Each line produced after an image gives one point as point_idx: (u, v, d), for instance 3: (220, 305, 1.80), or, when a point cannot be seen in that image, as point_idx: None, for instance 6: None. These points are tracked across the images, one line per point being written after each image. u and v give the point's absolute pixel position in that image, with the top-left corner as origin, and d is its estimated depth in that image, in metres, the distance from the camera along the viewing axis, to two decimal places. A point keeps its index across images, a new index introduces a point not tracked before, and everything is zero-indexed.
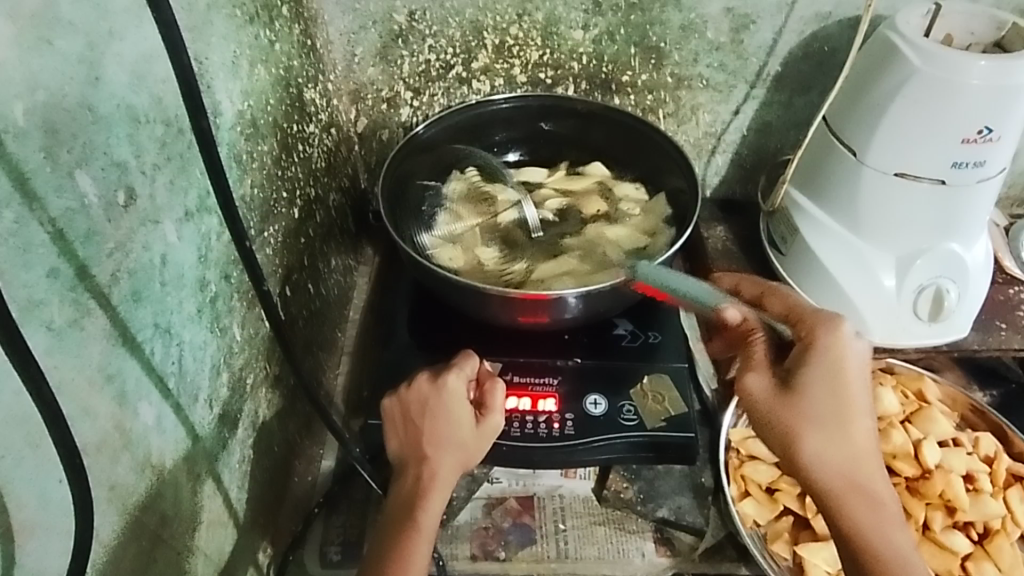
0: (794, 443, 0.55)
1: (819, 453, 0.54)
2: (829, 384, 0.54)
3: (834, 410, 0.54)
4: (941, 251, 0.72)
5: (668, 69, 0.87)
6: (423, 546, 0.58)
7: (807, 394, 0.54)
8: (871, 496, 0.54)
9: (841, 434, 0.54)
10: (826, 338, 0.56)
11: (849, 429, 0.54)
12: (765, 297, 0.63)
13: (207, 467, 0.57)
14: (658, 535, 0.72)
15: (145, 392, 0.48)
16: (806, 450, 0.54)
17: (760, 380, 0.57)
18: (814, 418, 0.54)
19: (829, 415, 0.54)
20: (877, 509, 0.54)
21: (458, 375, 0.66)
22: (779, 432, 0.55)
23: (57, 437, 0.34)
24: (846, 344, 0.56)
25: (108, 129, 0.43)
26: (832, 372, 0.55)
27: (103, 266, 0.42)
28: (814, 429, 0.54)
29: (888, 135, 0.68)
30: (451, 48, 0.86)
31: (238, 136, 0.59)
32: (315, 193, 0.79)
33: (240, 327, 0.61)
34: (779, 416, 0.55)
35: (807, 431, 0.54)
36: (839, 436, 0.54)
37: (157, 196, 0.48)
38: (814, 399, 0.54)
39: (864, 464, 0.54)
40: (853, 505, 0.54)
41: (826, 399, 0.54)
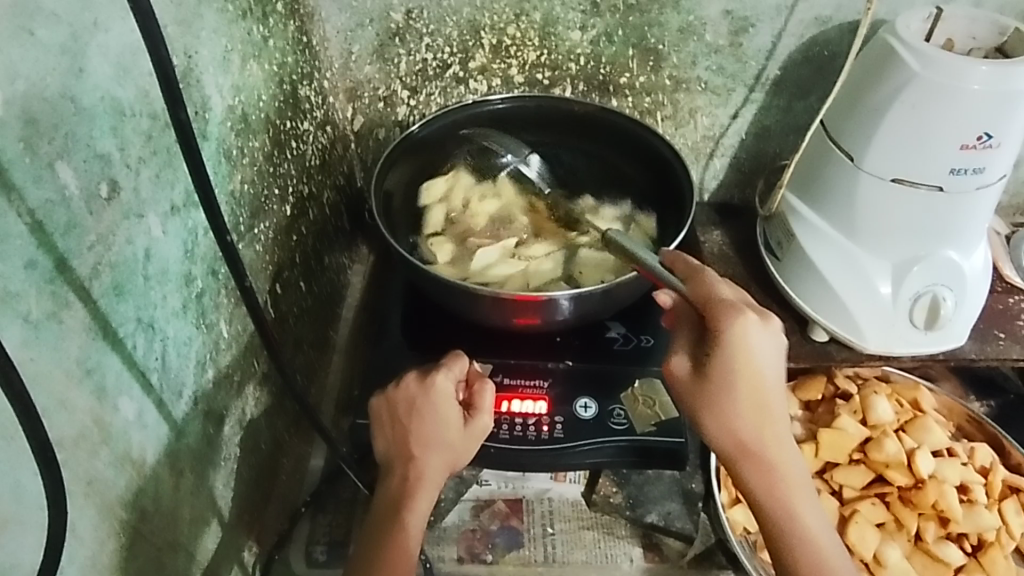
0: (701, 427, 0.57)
1: (722, 430, 0.56)
2: (732, 364, 0.54)
3: (750, 390, 0.55)
4: (937, 259, 0.72)
5: (667, 71, 0.86)
6: (409, 549, 0.57)
7: (716, 375, 0.55)
8: (774, 467, 0.56)
9: (743, 415, 0.55)
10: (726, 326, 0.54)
11: (749, 407, 0.55)
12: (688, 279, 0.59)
13: (190, 463, 0.56)
14: (646, 540, 0.70)
15: (126, 387, 0.47)
16: (710, 427, 0.56)
17: (682, 361, 0.57)
18: (714, 396, 0.55)
19: (726, 391, 0.55)
20: (779, 479, 0.55)
21: (447, 375, 0.65)
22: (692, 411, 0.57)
23: (28, 429, 0.34)
24: (750, 333, 0.54)
25: (92, 121, 0.42)
26: (733, 358, 0.54)
27: (84, 259, 0.42)
28: (719, 410, 0.55)
29: (886, 141, 0.68)
30: (449, 47, 0.86)
31: (228, 131, 0.58)
32: (308, 190, 0.79)
33: (227, 323, 0.61)
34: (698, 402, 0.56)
35: (713, 412, 0.55)
36: (740, 418, 0.56)
37: (142, 189, 0.47)
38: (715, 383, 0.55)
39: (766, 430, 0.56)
40: (747, 470, 0.56)
41: (733, 384, 0.54)
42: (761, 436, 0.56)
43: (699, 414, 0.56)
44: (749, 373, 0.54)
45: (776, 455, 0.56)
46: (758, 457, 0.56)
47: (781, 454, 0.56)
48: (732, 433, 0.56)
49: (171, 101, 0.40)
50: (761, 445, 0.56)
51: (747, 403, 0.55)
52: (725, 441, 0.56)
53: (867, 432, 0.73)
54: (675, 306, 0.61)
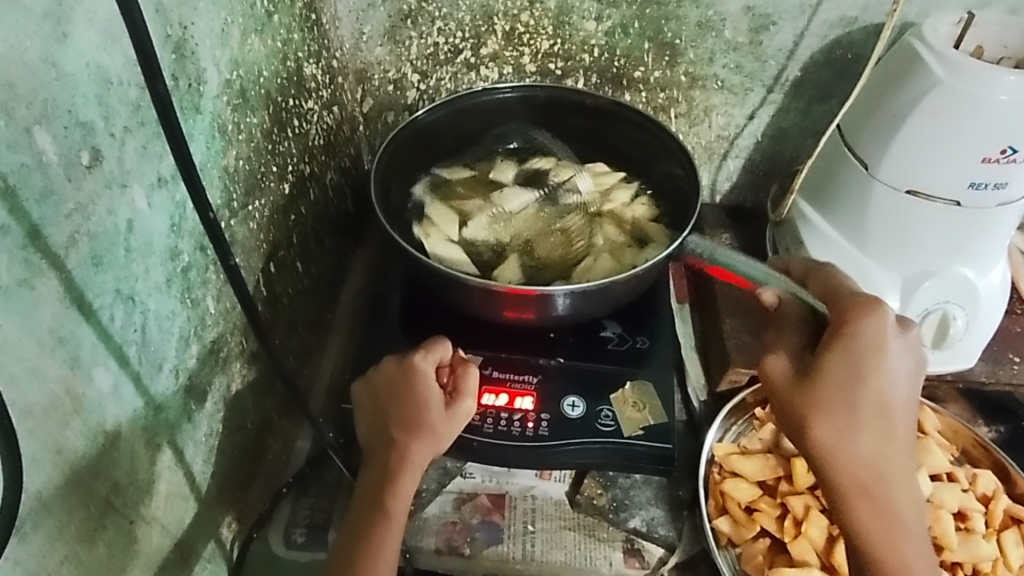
0: (812, 431, 0.57)
1: (837, 442, 0.57)
2: (858, 370, 0.56)
3: (862, 397, 0.56)
4: (950, 275, 0.69)
5: (682, 67, 0.84)
6: (394, 534, 0.57)
7: (832, 381, 0.57)
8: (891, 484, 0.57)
9: (859, 429, 0.56)
10: (864, 326, 0.57)
11: (873, 421, 0.57)
12: (809, 277, 0.65)
13: (169, 438, 0.56)
14: (628, 545, 0.69)
15: (102, 358, 0.47)
16: (823, 437, 0.57)
17: (781, 364, 0.59)
18: (833, 405, 0.57)
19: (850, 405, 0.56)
20: (887, 503, 0.57)
21: (426, 357, 0.63)
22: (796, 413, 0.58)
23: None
24: (880, 336, 0.57)
25: (75, 89, 0.42)
26: (862, 358, 0.56)
27: (59, 228, 0.41)
28: (837, 416, 0.57)
29: (903, 150, 0.65)
30: (460, 32, 0.84)
31: (224, 106, 0.58)
32: (310, 170, 0.79)
33: (215, 299, 0.60)
34: (798, 397, 0.58)
35: (828, 415, 0.57)
36: (862, 428, 0.57)
37: (127, 160, 0.47)
38: (833, 386, 0.57)
39: (884, 455, 0.57)
40: (863, 500, 0.57)
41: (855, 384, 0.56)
42: (881, 451, 0.57)
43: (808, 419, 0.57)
44: (874, 384, 0.56)
45: (889, 488, 0.57)
46: (875, 474, 0.57)
47: (893, 487, 0.57)
48: (847, 453, 0.57)
49: (148, 73, 0.40)
50: (884, 464, 0.57)
51: (871, 412, 0.57)
52: (845, 454, 0.56)
53: None
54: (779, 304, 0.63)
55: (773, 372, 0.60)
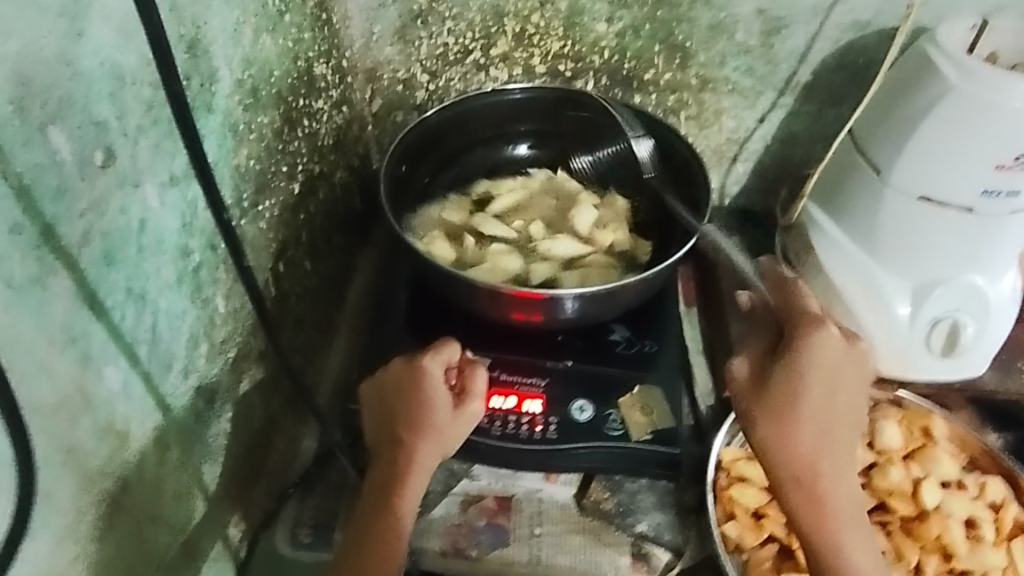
0: (756, 436, 0.58)
1: (784, 451, 0.57)
2: (806, 384, 0.57)
3: (808, 408, 0.57)
4: (961, 284, 0.68)
5: (693, 70, 0.84)
6: (401, 537, 0.57)
7: (784, 389, 0.58)
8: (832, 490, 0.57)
9: (805, 439, 0.57)
10: (813, 343, 0.58)
11: (819, 427, 0.57)
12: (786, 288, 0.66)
13: (177, 437, 0.56)
14: (635, 550, 0.68)
15: (113, 356, 0.47)
16: (768, 443, 0.57)
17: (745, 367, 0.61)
18: (776, 415, 0.57)
19: (793, 415, 0.57)
20: (829, 504, 0.57)
21: (435, 358, 0.63)
22: (745, 419, 0.59)
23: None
24: (830, 351, 0.58)
25: (89, 86, 0.42)
26: (811, 372, 0.57)
27: (73, 226, 0.41)
28: (785, 427, 0.57)
29: (915, 156, 0.65)
30: (470, 33, 0.84)
31: (236, 105, 0.58)
32: (320, 169, 0.78)
33: (225, 298, 0.60)
34: (750, 404, 0.59)
35: (775, 423, 0.57)
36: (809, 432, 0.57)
37: (140, 158, 0.47)
38: (779, 398, 0.57)
39: (826, 466, 0.57)
40: (801, 502, 0.57)
41: (801, 397, 0.57)
42: (823, 460, 0.57)
43: (756, 424, 0.58)
44: (818, 400, 0.57)
45: (829, 491, 0.57)
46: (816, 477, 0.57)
47: (834, 491, 0.57)
48: (791, 460, 0.57)
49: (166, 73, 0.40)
50: (829, 474, 0.58)
51: (818, 419, 0.57)
52: (790, 455, 0.57)
53: (872, 457, 0.70)
54: None
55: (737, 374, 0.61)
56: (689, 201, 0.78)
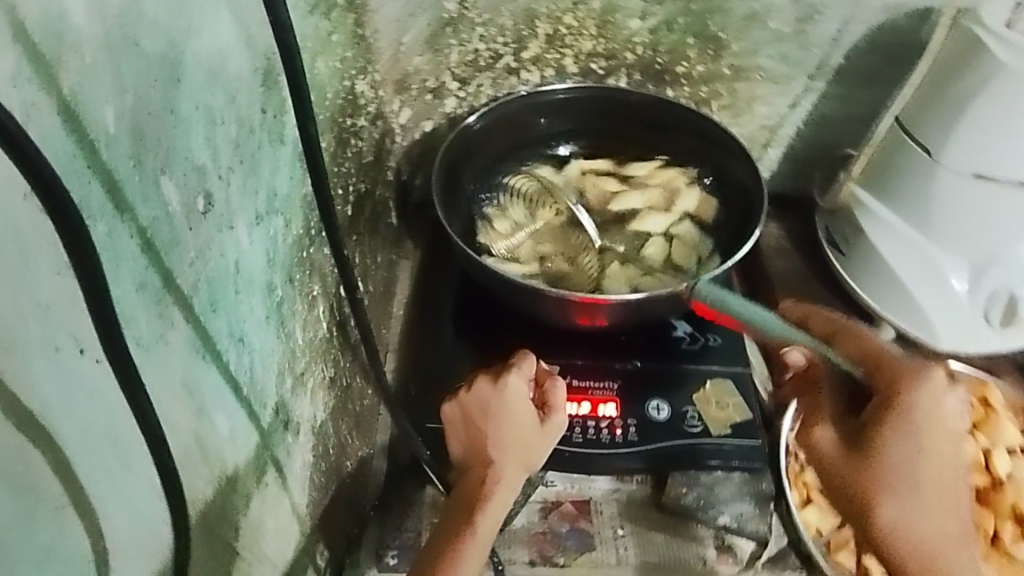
0: (875, 517, 0.51)
1: (903, 531, 0.50)
2: (914, 447, 0.51)
3: (920, 473, 0.51)
4: (1021, 258, 0.69)
5: (727, 60, 0.84)
6: (474, 559, 0.55)
7: (895, 462, 0.51)
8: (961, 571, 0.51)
9: (926, 514, 0.50)
10: (915, 395, 0.52)
11: (932, 496, 0.51)
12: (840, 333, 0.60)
13: (273, 475, 0.55)
14: (719, 542, 0.69)
15: (221, 403, 0.46)
16: (889, 522, 0.51)
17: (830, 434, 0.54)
18: (891, 491, 0.51)
19: (905, 486, 0.50)
20: None
21: (519, 374, 0.64)
22: (857, 499, 0.52)
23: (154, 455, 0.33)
24: (930, 400, 0.52)
25: (189, 131, 0.40)
26: (914, 429, 0.51)
27: (186, 276, 0.40)
28: (901, 502, 0.51)
29: (968, 135, 0.66)
30: (502, 38, 0.83)
31: (302, 133, 0.56)
32: (365, 187, 0.78)
33: (302, 329, 0.59)
34: (858, 480, 0.51)
35: (893, 500, 0.51)
36: (924, 505, 0.50)
37: (232, 199, 0.46)
38: (889, 467, 0.51)
39: (948, 541, 0.51)
40: None
41: (912, 463, 0.50)
42: (947, 535, 0.51)
43: (871, 504, 0.51)
44: (928, 461, 0.51)
45: (955, 568, 0.50)
46: (942, 556, 0.50)
47: (960, 569, 0.50)
48: (914, 540, 0.50)
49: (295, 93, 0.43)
50: (954, 549, 0.51)
51: (930, 489, 0.51)
52: (910, 535, 0.50)
53: None
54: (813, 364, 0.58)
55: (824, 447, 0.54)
56: (740, 193, 0.79)
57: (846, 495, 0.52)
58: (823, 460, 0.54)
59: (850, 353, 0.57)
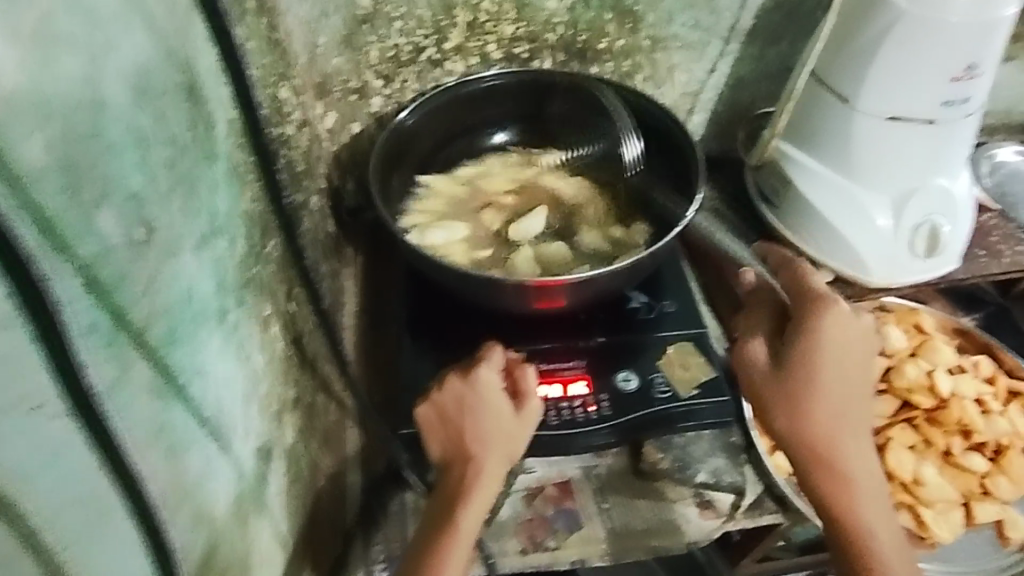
0: (773, 417, 0.61)
1: (798, 427, 0.60)
2: (816, 360, 0.60)
3: (817, 385, 0.60)
4: (934, 188, 0.75)
5: (644, 32, 0.85)
6: (460, 551, 0.56)
7: (797, 373, 0.60)
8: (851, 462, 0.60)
9: (822, 414, 0.60)
10: (824, 322, 0.61)
11: (830, 398, 0.60)
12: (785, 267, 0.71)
13: (252, 506, 0.53)
14: (699, 499, 0.71)
15: (192, 439, 0.43)
16: (784, 422, 0.60)
17: (761, 348, 0.63)
18: (792, 397, 0.60)
19: (807, 394, 0.60)
20: (845, 474, 0.60)
21: (489, 366, 0.64)
22: (764, 404, 0.62)
23: None
24: (838, 324, 0.61)
25: (120, 156, 0.37)
26: (819, 346, 0.61)
27: (138, 311, 0.38)
28: (801, 407, 0.60)
29: (878, 81, 0.70)
30: (421, 30, 0.82)
31: (233, 146, 0.54)
32: (300, 197, 0.74)
33: (260, 352, 0.57)
34: (768, 385, 0.61)
35: (791, 403, 0.60)
36: (822, 408, 0.60)
37: (173, 224, 0.43)
38: (797, 377, 0.60)
39: (839, 438, 0.60)
40: (820, 475, 0.60)
41: (813, 372, 0.60)
42: (838, 432, 0.60)
43: (772, 406, 0.61)
44: (831, 374, 0.60)
45: (846, 460, 0.60)
46: (833, 449, 0.60)
47: (850, 461, 0.60)
48: (808, 434, 0.60)
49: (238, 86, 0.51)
50: (846, 446, 0.60)
51: (827, 395, 0.60)
52: (809, 430, 0.60)
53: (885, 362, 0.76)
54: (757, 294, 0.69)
55: (755, 358, 0.63)
56: (677, 164, 0.79)
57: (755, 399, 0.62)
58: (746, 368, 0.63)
59: (784, 281, 0.68)
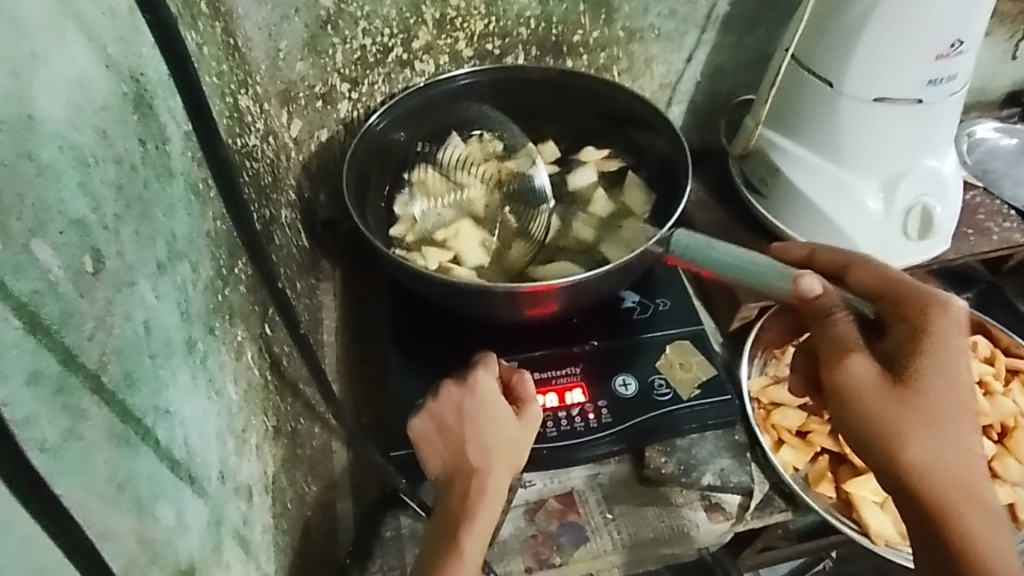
0: (906, 444, 0.49)
1: (937, 453, 0.49)
2: (943, 368, 0.50)
3: (950, 397, 0.50)
4: (923, 169, 0.73)
5: (619, 22, 0.83)
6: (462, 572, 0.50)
7: (923, 385, 0.50)
8: (985, 498, 0.49)
9: (957, 435, 0.50)
10: (943, 321, 0.52)
11: (960, 417, 0.50)
12: (850, 268, 0.59)
13: (234, 552, 0.49)
14: (707, 502, 0.69)
15: (160, 489, 0.39)
16: (921, 450, 0.49)
17: (866, 365, 0.51)
18: (921, 417, 0.49)
19: (938, 413, 0.50)
20: (988, 508, 0.49)
21: (487, 371, 0.61)
22: (890, 429, 0.50)
23: None
24: (956, 325, 0.52)
25: (57, 180, 0.33)
26: (945, 350, 0.51)
27: (89, 353, 0.33)
28: (933, 426, 0.49)
29: (863, 63, 0.68)
30: (388, 29, 0.78)
31: (190, 162, 0.49)
32: (270, 212, 0.70)
33: (234, 382, 0.53)
34: (889, 404, 0.50)
35: (924, 424, 0.49)
36: (955, 427, 0.50)
37: (126, 252, 0.39)
38: (922, 395, 0.50)
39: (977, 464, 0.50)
40: (965, 510, 0.48)
41: (941, 385, 0.50)
42: (975, 457, 0.50)
43: (905, 432, 0.49)
44: (960, 383, 0.50)
45: (986, 493, 0.49)
46: (975, 479, 0.49)
47: (989, 494, 0.49)
48: (947, 467, 0.49)
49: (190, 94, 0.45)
50: (981, 473, 0.50)
51: (954, 420, 0.50)
52: (944, 459, 0.49)
53: None
54: (825, 296, 0.55)
55: (862, 376, 0.51)
56: (659, 156, 0.77)
57: (876, 425, 0.50)
58: (860, 393, 0.51)
59: (865, 286, 0.57)
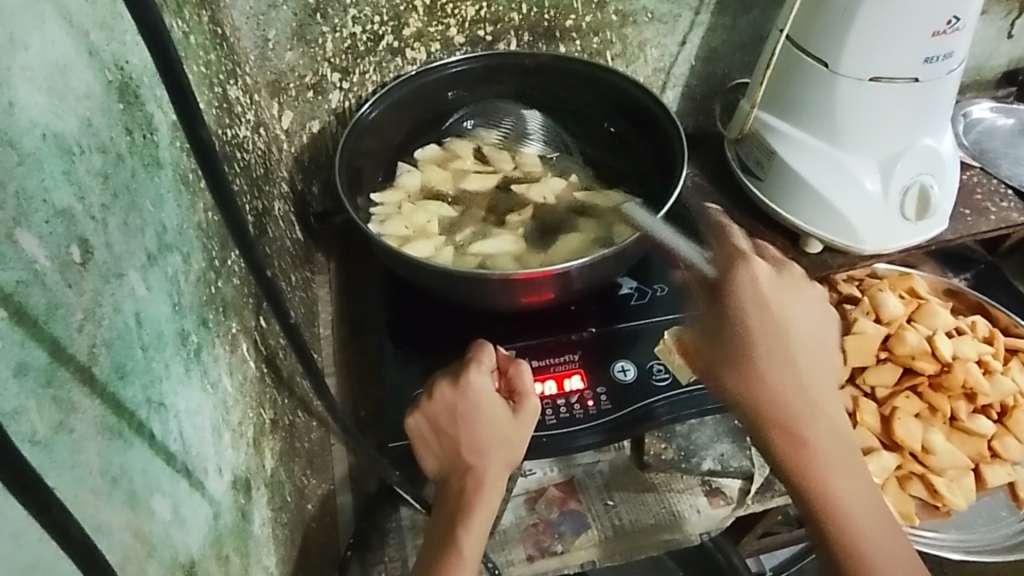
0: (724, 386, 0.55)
1: (754, 394, 0.53)
2: (758, 323, 0.53)
3: (775, 344, 0.53)
4: (919, 149, 0.73)
5: (612, 6, 0.82)
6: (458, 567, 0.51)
7: (734, 337, 0.54)
8: (807, 432, 0.53)
9: (779, 377, 0.53)
10: (741, 276, 0.55)
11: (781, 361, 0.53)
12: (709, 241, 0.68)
13: (232, 546, 0.48)
14: (707, 487, 0.69)
15: (155, 482, 0.39)
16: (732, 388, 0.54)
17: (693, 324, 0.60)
18: (737, 363, 0.54)
19: (755, 358, 0.53)
20: (806, 437, 0.53)
21: (480, 370, 0.59)
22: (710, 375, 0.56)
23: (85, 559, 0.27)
24: (760, 279, 0.55)
25: (40, 168, 0.32)
26: (761, 306, 0.54)
27: (78, 345, 0.33)
28: (752, 369, 0.53)
29: (859, 41, 0.67)
30: (378, 17, 0.77)
31: (179, 152, 0.49)
32: (262, 205, 0.68)
33: (229, 375, 0.52)
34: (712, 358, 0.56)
35: (740, 371, 0.53)
36: (772, 369, 0.53)
37: (114, 243, 0.38)
38: (736, 344, 0.54)
39: (804, 407, 0.53)
40: (783, 441, 0.53)
41: (753, 333, 0.53)
42: (799, 398, 0.53)
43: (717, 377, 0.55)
44: (777, 330, 0.53)
45: (811, 426, 0.53)
46: (795, 416, 0.53)
47: (815, 427, 0.53)
48: (766, 403, 0.53)
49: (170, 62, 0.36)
50: (807, 411, 0.53)
51: (777, 363, 0.53)
52: (764, 398, 0.53)
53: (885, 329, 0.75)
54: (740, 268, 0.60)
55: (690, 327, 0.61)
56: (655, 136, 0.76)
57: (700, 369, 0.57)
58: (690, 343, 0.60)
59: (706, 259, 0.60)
